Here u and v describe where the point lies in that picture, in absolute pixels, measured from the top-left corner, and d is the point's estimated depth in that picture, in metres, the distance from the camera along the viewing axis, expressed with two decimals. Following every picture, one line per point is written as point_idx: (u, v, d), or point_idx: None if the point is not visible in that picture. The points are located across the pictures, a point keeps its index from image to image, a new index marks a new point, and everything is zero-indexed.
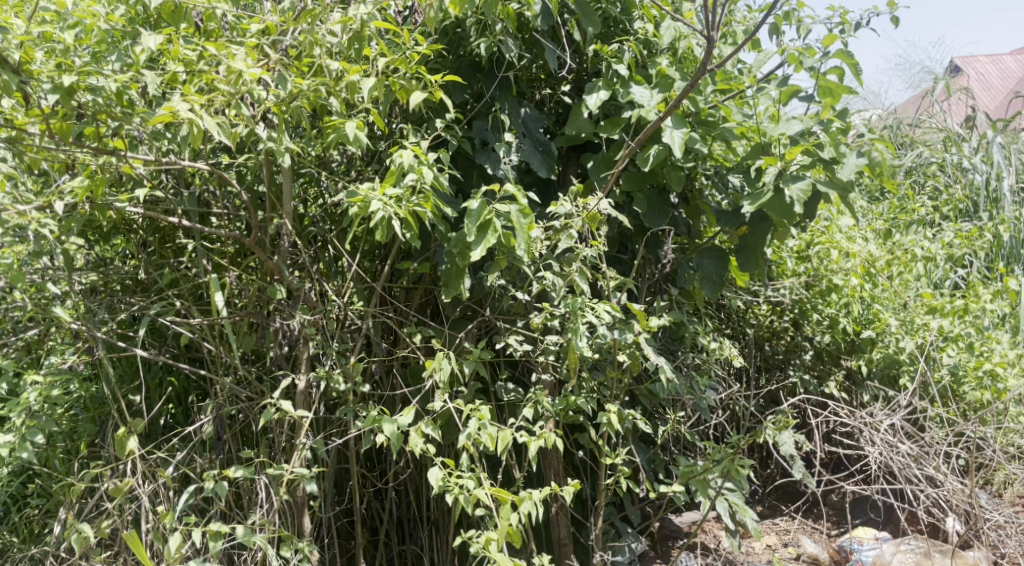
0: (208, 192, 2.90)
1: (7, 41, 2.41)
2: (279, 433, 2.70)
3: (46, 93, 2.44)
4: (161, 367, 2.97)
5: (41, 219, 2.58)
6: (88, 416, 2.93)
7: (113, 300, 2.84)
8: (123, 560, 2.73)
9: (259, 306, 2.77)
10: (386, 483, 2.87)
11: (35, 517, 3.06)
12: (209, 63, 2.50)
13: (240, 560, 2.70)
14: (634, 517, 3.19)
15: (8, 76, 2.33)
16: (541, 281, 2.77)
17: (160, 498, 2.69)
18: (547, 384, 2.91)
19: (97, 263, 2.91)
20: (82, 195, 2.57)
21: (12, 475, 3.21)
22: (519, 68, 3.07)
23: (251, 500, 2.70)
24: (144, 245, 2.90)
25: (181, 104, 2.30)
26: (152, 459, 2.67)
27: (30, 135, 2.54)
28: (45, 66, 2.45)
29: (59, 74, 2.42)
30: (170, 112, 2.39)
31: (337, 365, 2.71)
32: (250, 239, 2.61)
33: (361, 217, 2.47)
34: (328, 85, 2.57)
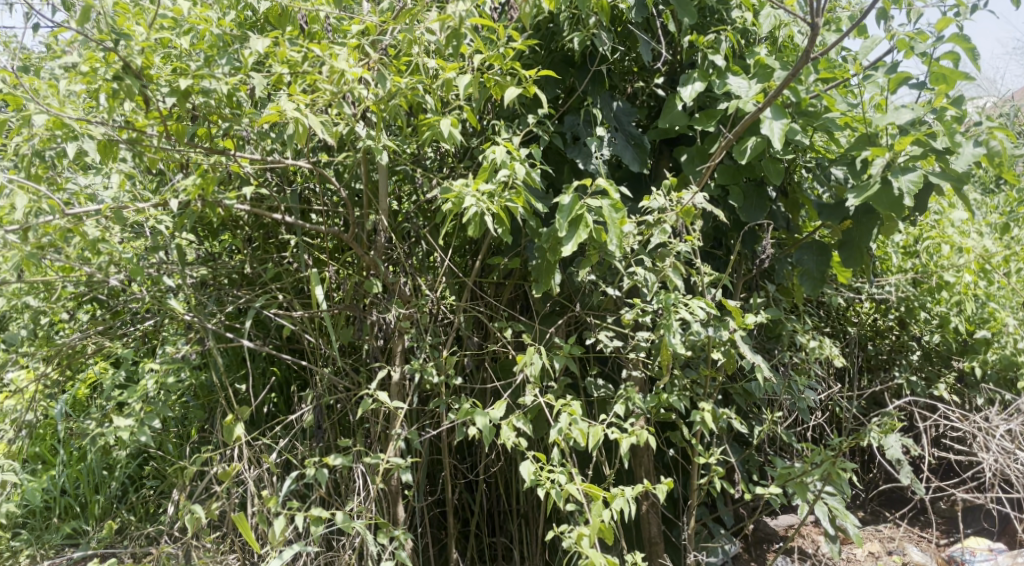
0: (308, 189, 3.02)
1: (130, 47, 2.50)
2: (375, 424, 2.78)
3: (164, 96, 2.58)
4: (264, 356, 3.14)
5: (158, 216, 2.73)
6: (199, 403, 3.15)
7: (222, 293, 2.98)
8: (230, 540, 2.89)
9: (356, 299, 2.88)
10: (478, 475, 2.92)
11: (151, 498, 3.32)
12: (313, 64, 2.60)
13: (339, 545, 2.80)
14: (728, 518, 3.13)
15: (131, 81, 2.47)
16: (633, 277, 2.75)
17: (265, 483, 2.83)
18: (637, 380, 2.89)
19: (206, 258, 3.07)
20: (195, 193, 2.65)
21: (130, 457, 3.49)
22: (612, 61, 3.06)
23: (348, 487, 2.79)
24: (249, 241, 3.06)
25: (287, 103, 2.38)
26: (257, 446, 2.80)
27: (149, 135, 2.66)
28: (163, 70, 2.58)
29: (176, 78, 2.54)
30: (276, 112, 2.48)
31: (431, 358, 2.77)
32: (347, 236, 2.70)
33: (455, 213, 2.50)
34: (426, 84, 2.62)
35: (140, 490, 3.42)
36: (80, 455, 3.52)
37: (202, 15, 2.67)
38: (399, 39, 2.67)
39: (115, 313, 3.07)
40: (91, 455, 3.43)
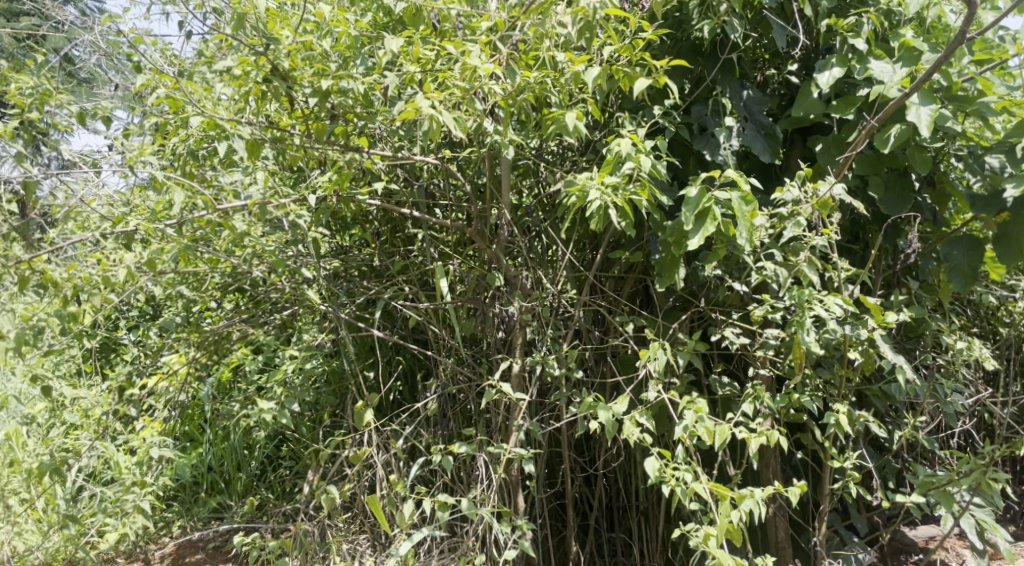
0: (434, 184, 3.10)
1: (278, 50, 2.62)
2: (497, 415, 2.83)
3: (307, 97, 2.68)
4: (391, 346, 3.29)
5: (298, 211, 2.88)
6: (331, 389, 3.33)
7: (352, 285, 3.17)
8: (359, 520, 3.02)
9: (478, 292, 2.95)
10: (598, 469, 2.92)
11: (288, 478, 3.59)
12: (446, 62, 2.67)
13: (463, 531, 2.84)
14: (862, 526, 2.99)
15: (278, 83, 2.57)
16: (762, 271, 2.66)
17: (392, 468, 2.93)
18: (765, 379, 2.79)
19: (338, 252, 3.23)
20: (330, 190, 2.81)
21: (268, 438, 3.77)
22: (743, 49, 2.96)
23: (470, 474, 2.84)
24: (378, 235, 3.20)
25: (423, 100, 2.31)
26: (385, 432, 2.92)
27: (291, 135, 2.81)
28: (307, 72, 2.69)
29: (318, 79, 2.65)
30: (413, 109, 2.45)
31: (552, 351, 2.78)
32: (471, 230, 2.80)
33: (579, 207, 2.48)
34: (554, 77, 2.60)
35: (278, 470, 3.71)
36: (224, 434, 3.82)
37: (342, 19, 2.76)
38: (530, 33, 2.65)
39: (258, 302, 3.29)
40: (234, 435, 3.72)
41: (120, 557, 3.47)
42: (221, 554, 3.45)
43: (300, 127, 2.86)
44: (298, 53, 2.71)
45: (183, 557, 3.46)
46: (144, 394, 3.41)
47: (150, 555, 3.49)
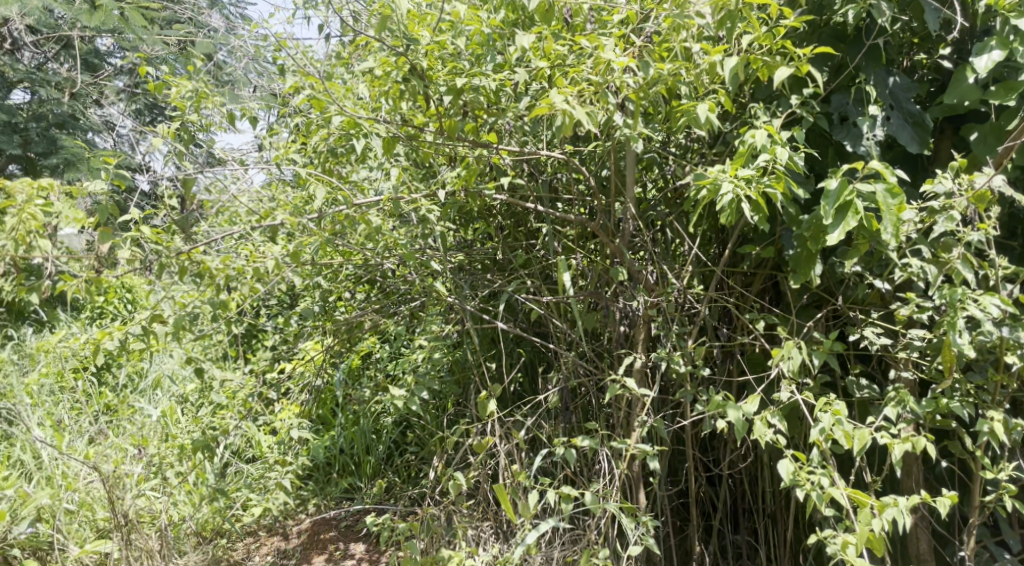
0: (558, 179, 3.11)
1: (416, 50, 2.66)
2: (619, 410, 2.81)
3: (442, 95, 2.72)
4: (512, 338, 3.35)
5: (429, 206, 2.96)
6: (454, 378, 3.44)
7: (475, 279, 3.24)
8: (482, 507, 3.09)
9: (601, 287, 2.94)
10: (724, 469, 2.85)
11: (413, 463, 3.77)
12: (579, 57, 2.65)
13: (585, 524, 2.83)
14: (1015, 542, 2.78)
15: (416, 83, 2.63)
16: (907, 268, 2.50)
17: (515, 458, 2.97)
18: (907, 382, 2.64)
19: (462, 245, 3.32)
20: (460, 184, 2.87)
21: (394, 424, 3.95)
22: (890, 33, 2.79)
23: (593, 468, 2.85)
24: (501, 229, 3.26)
25: (557, 95, 2.29)
26: (508, 423, 2.97)
27: (425, 133, 2.86)
28: (442, 72, 2.72)
29: (452, 77, 2.69)
30: (546, 104, 2.39)
31: (678, 348, 2.73)
32: (595, 224, 2.79)
33: (709, 200, 2.38)
34: (689, 68, 2.51)
35: (404, 455, 3.89)
36: (354, 419, 3.98)
37: (476, 17, 2.74)
38: (664, 25, 2.59)
39: (388, 294, 3.42)
40: (363, 420, 3.91)
41: (262, 531, 3.67)
42: (353, 533, 3.67)
43: (434, 124, 2.88)
44: (435, 51, 2.73)
45: (318, 534, 3.66)
46: (285, 379, 3.58)
47: (288, 530, 3.69)
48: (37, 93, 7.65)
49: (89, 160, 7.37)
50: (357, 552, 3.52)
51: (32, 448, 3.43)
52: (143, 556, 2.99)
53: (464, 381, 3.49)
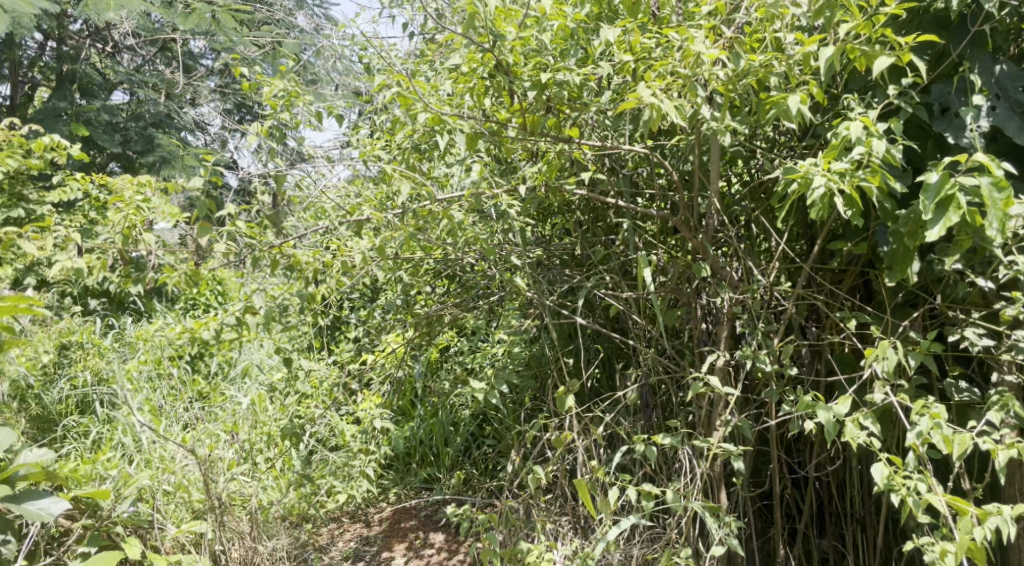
0: (640, 173, 3.08)
1: (502, 45, 2.65)
2: (702, 408, 2.77)
3: (526, 91, 2.71)
4: (590, 334, 3.34)
5: (511, 201, 2.96)
6: (531, 373, 3.46)
7: (554, 274, 3.25)
8: (560, 502, 3.09)
9: (683, 283, 2.90)
10: (810, 471, 2.78)
11: (491, 456, 3.80)
12: (666, 50, 2.59)
13: (666, 523, 2.80)
14: None
15: (501, 79, 2.62)
16: (1012, 266, 2.38)
17: (594, 454, 2.96)
18: (1010, 385, 2.52)
19: (540, 241, 3.33)
20: (541, 179, 2.86)
21: (472, 417, 3.99)
22: (998, 19, 2.66)
23: (675, 466, 2.81)
24: (580, 224, 3.25)
25: (644, 88, 2.25)
26: (587, 418, 2.96)
27: (509, 129, 2.86)
28: (527, 67, 2.71)
29: (537, 73, 2.67)
30: (634, 98, 2.35)
31: (764, 346, 2.67)
32: (677, 219, 2.75)
33: (801, 194, 2.31)
34: (782, 59, 2.44)
35: (482, 447, 3.92)
36: (434, 411, 4.03)
37: (561, 11, 2.70)
38: (756, 15, 2.52)
39: (468, 288, 3.45)
40: (442, 412, 3.95)
41: (345, 517, 3.79)
42: (432, 522, 3.72)
43: (517, 120, 2.89)
44: (523, 47, 2.74)
45: (398, 522, 3.72)
46: (369, 370, 3.66)
47: (370, 517, 3.79)
48: (136, 94, 7.97)
49: (184, 158, 7.65)
50: (436, 541, 3.57)
51: (132, 432, 3.59)
52: (234, 538, 3.09)
53: (541, 376, 3.50)
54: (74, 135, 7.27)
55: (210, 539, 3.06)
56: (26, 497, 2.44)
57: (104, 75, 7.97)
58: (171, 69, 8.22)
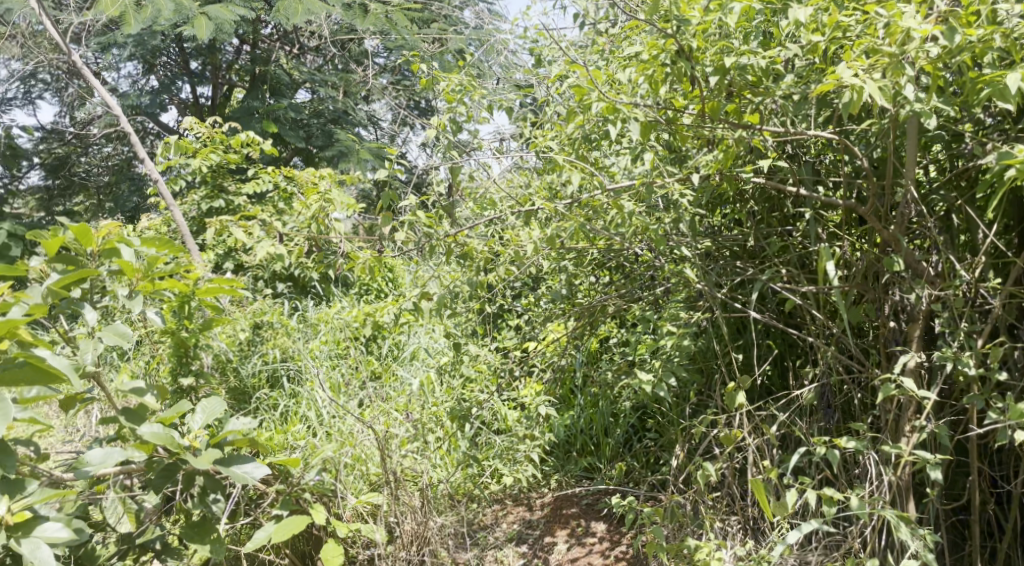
0: (823, 162, 2.92)
1: (686, 29, 2.57)
2: (891, 411, 2.59)
3: (708, 76, 2.62)
4: (762, 328, 3.22)
5: (684, 189, 2.89)
6: (698, 367, 3.38)
7: (725, 265, 3.15)
8: (728, 500, 3.00)
9: (870, 278, 2.73)
10: (1014, 486, 2.55)
11: (652, 449, 3.74)
12: (865, 28, 2.42)
13: (847, 530, 2.65)
14: None
15: (683, 64, 2.54)
16: None
17: (766, 453, 2.85)
18: None
19: (711, 232, 3.24)
20: (718, 167, 2.77)
21: (633, 409, 3.95)
22: None
23: (857, 471, 2.66)
24: (754, 214, 3.14)
25: (843, 69, 2.12)
26: (760, 416, 2.85)
27: (686, 116, 2.78)
28: (710, 51, 2.61)
29: (721, 56, 2.57)
30: (831, 80, 2.21)
31: (965, 348, 2.46)
32: (866, 209, 2.59)
33: (1019, 182, 2.10)
34: (1001, 34, 2.22)
35: (643, 440, 3.87)
36: (594, 400, 4.02)
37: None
38: None
39: (634, 279, 3.41)
40: (603, 402, 3.93)
41: (508, 499, 3.88)
42: (594, 511, 3.71)
43: (694, 107, 2.84)
44: (705, 31, 2.63)
45: (560, 509, 3.74)
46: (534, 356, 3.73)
47: (532, 502, 3.84)
48: (318, 91, 8.43)
49: (359, 151, 8.03)
50: (598, 530, 3.56)
51: (315, 407, 3.83)
52: (407, 512, 3.21)
53: (707, 370, 3.40)
54: (264, 131, 7.81)
55: (385, 512, 3.21)
56: (232, 462, 2.65)
57: (291, 75, 8.51)
58: (349, 67, 8.65)
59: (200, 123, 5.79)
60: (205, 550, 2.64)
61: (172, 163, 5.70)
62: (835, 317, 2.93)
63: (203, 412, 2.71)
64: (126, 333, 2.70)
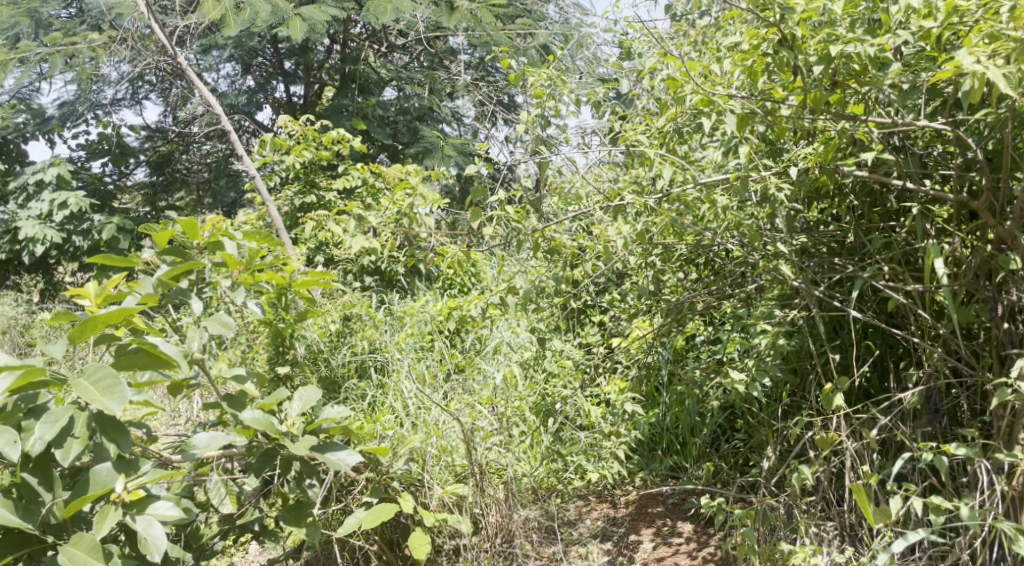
0: (930, 155, 2.80)
1: (789, 18, 2.50)
2: (1004, 417, 2.47)
3: (812, 65, 2.53)
4: (860, 328, 3.11)
5: (781, 184, 2.80)
6: (791, 366, 3.29)
7: (823, 262, 3.05)
8: (824, 505, 2.91)
9: (982, 276, 2.60)
10: None
11: (741, 449, 3.65)
12: (984, 13, 2.30)
13: (954, 541, 2.53)
14: None
15: (786, 54, 2.47)
16: None
17: (866, 458, 2.75)
18: None
19: (808, 227, 3.15)
20: (819, 161, 2.68)
21: (721, 408, 3.87)
22: None
23: (966, 479, 2.54)
24: (854, 210, 3.03)
25: (963, 56, 2.01)
26: (859, 419, 2.75)
27: (786, 108, 2.70)
28: (814, 40, 2.53)
29: (826, 45, 2.48)
30: (948, 68, 2.11)
31: None
32: (979, 204, 2.46)
33: None
34: None
35: (731, 440, 3.78)
36: (681, 399, 3.94)
37: None
38: None
39: (726, 275, 3.34)
40: (689, 399, 3.84)
41: (592, 495, 3.86)
42: (680, 511, 3.66)
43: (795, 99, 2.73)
44: (809, 19, 2.55)
45: (645, 507, 3.69)
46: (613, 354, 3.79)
47: (616, 499, 3.81)
48: (404, 89, 8.54)
49: (443, 149, 8.09)
50: (684, 530, 3.50)
51: (402, 398, 3.89)
52: (492, 504, 3.24)
53: (800, 370, 3.30)
54: (353, 129, 7.97)
55: (471, 502, 3.21)
56: (326, 449, 2.72)
57: (379, 73, 8.65)
58: (435, 65, 8.74)
59: (294, 121, 5.96)
60: (301, 534, 2.72)
61: (267, 160, 5.88)
62: (943, 318, 2.81)
63: (301, 400, 2.80)
64: (228, 322, 2.86)
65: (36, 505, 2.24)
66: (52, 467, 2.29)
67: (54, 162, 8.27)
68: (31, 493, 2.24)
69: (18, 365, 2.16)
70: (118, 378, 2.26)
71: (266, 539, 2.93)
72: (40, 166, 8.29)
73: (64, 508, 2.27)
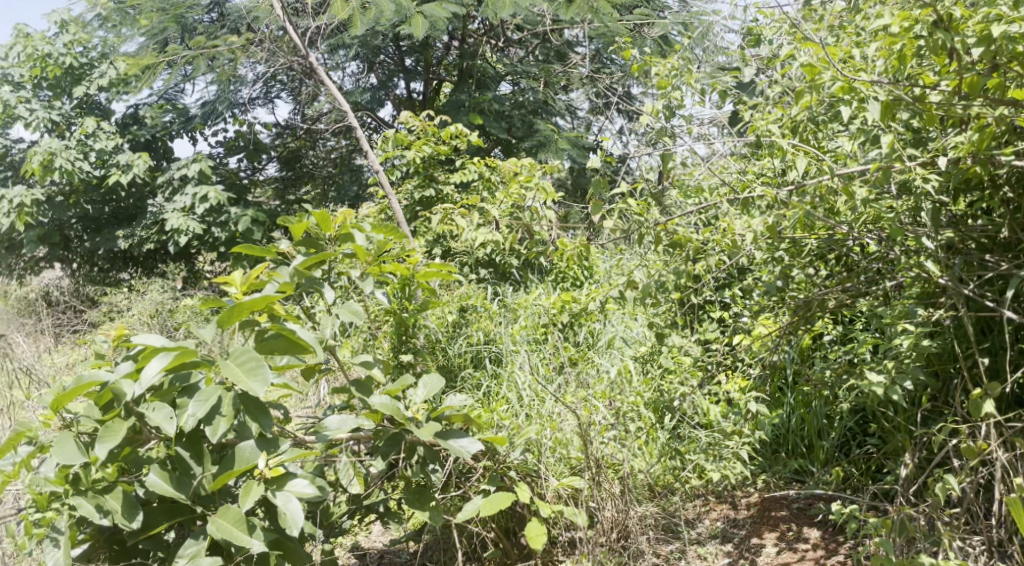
0: None
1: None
2: None
3: (969, 47, 2.37)
4: (1012, 329, 2.91)
5: (928, 175, 2.64)
6: (932, 369, 3.10)
7: (971, 258, 2.87)
8: (971, 518, 2.73)
9: None
10: None
11: (876, 456, 3.44)
12: None
13: None
14: None
15: (941, 36, 2.32)
16: None
17: (1019, 469, 2.56)
18: None
19: (954, 221, 2.96)
20: (972, 150, 2.52)
21: (852, 411, 3.70)
22: None
23: None
24: (1007, 202, 2.83)
25: None
26: (1013, 428, 2.56)
27: (937, 94, 2.54)
28: (971, 20, 2.37)
29: (986, 24, 2.32)
30: None
31: None
32: None
33: None
34: None
35: (863, 446, 3.59)
36: (806, 400, 3.77)
37: None
38: None
39: (861, 272, 3.18)
40: (816, 401, 3.67)
41: (711, 494, 3.74)
42: (807, 516, 3.50)
43: (947, 84, 2.59)
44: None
45: (768, 510, 3.57)
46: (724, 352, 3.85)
47: (737, 500, 3.68)
48: (520, 83, 8.57)
49: (558, 143, 8.03)
50: (811, 536, 3.36)
51: (516, 390, 3.87)
52: (608, 498, 3.15)
53: (942, 374, 3.12)
54: (470, 123, 8.05)
55: (587, 496, 3.14)
56: (449, 435, 2.75)
57: (496, 68, 8.70)
58: (551, 59, 8.73)
59: (415, 117, 6.08)
60: (424, 517, 2.77)
61: (390, 155, 6.01)
62: None
63: (425, 387, 2.86)
64: (359, 311, 3.01)
65: (188, 477, 2.39)
66: (202, 442, 2.44)
67: (195, 158, 8.74)
68: (184, 465, 2.39)
69: (175, 346, 2.31)
70: (261, 361, 2.41)
71: (390, 520, 3.05)
72: (184, 162, 8.77)
73: (213, 481, 2.42)
